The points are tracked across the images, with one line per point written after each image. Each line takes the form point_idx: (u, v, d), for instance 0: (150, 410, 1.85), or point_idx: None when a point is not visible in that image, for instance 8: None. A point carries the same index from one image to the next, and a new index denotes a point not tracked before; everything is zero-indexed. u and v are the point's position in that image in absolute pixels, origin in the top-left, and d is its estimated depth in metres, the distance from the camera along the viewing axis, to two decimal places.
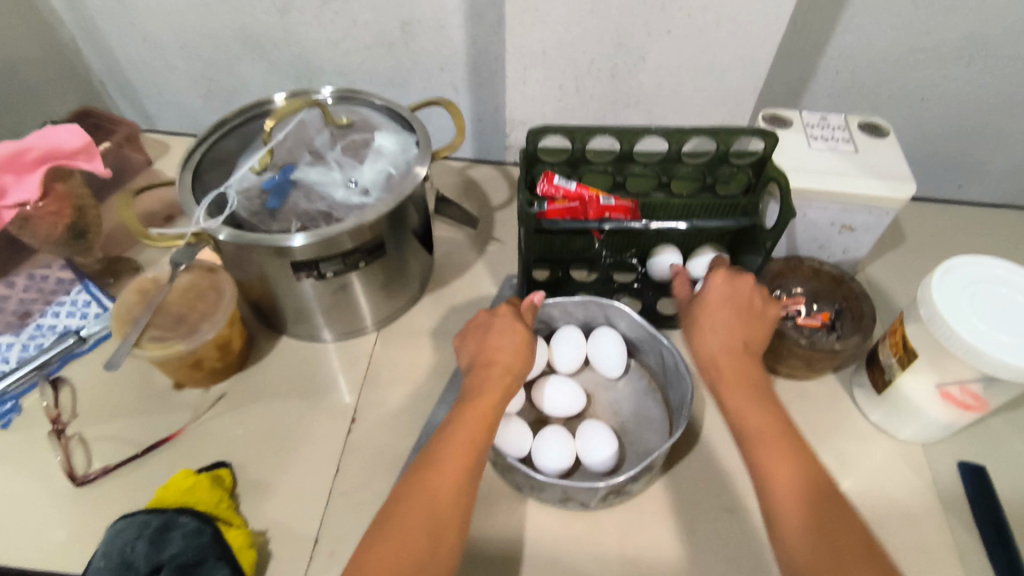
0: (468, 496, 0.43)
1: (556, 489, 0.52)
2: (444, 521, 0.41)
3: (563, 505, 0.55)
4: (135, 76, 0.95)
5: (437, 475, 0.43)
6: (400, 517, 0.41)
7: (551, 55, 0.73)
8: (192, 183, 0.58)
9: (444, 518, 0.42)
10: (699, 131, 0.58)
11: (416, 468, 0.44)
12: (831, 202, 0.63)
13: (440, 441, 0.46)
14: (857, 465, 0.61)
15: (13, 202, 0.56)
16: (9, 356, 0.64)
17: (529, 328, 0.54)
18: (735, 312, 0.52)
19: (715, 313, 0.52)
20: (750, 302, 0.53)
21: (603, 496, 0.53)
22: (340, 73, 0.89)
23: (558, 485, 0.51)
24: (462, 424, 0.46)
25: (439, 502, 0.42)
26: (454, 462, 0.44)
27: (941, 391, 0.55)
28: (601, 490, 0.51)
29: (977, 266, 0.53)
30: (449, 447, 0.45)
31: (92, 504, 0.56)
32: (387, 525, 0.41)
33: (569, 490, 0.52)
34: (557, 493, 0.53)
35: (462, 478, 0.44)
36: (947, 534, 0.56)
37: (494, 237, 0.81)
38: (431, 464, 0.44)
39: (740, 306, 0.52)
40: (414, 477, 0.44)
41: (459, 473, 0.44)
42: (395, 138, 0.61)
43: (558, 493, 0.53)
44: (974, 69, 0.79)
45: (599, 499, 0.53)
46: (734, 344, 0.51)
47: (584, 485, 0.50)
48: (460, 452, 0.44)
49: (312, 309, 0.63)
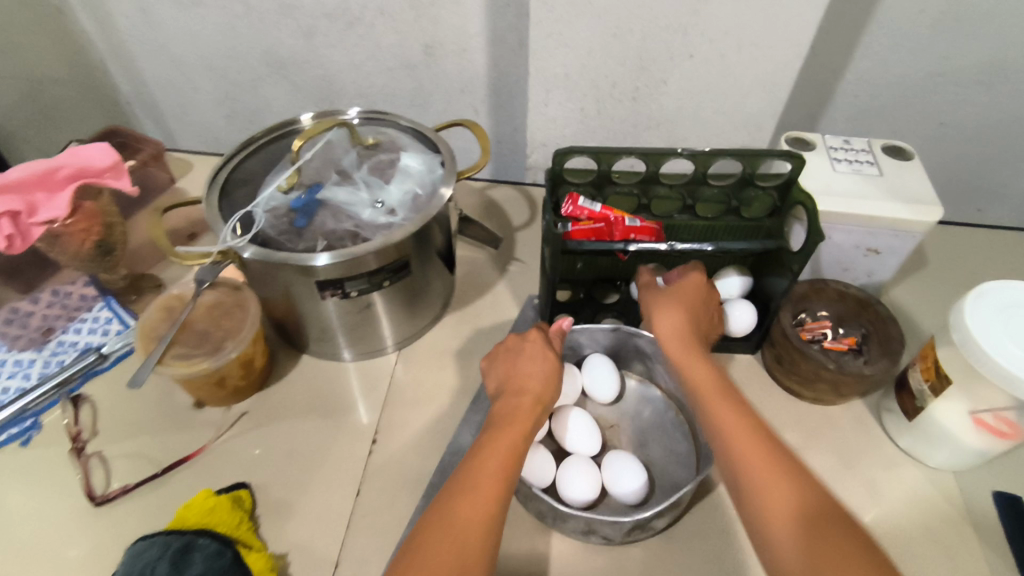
0: (498, 524, 0.42)
1: (579, 520, 0.51)
2: (475, 548, 0.40)
3: (585, 538, 0.54)
4: (160, 97, 0.96)
5: (470, 501, 0.42)
6: (433, 541, 0.40)
7: (573, 78, 0.74)
8: (219, 200, 0.59)
9: (474, 544, 0.40)
10: (726, 154, 0.58)
11: (446, 493, 0.43)
12: (857, 225, 0.63)
13: (469, 471, 0.44)
14: (889, 493, 0.59)
15: (43, 219, 0.56)
16: (30, 373, 0.64)
17: (558, 357, 0.55)
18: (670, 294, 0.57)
19: (672, 342, 0.53)
20: (697, 323, 0.55)
21: (628, 530, 0.52)
22: (362, 95, 0.90)
23: (581, 517, 0.50)
24: (494, 450, 0.46)
25: (470, 532, 0.41)
26: (486, 487, 0.43)
27: (974, 417, 0.54)
28: (625, 525, 0.50)
29: (1009, 290, 0.53)
30: (480, 474, 0.44)
31: (110, 525, 0.56)
32: (420, 550, 0.40)
33: (592, 523, 0.51)
34: (580, 524, 0.52)
35: (495, 505, 0.43)
36: (984, 565, 0.55)
37: (515, 257, 0.81)
38: (464, 490, 0.43)
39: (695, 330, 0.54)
40: (445, 503, 0.43)
41: (492, 499, 0.43)
42: (421, 159, 0.62)
43: (581, 524, 0.52)
44: (994, 94, 0.79)
45: (623, 533, 0.52)
46: (704, 367, 0.51)
47: (609, 519, 0.49)
48: (491, 478, 0.44)
49: (335, 328, 0.63)
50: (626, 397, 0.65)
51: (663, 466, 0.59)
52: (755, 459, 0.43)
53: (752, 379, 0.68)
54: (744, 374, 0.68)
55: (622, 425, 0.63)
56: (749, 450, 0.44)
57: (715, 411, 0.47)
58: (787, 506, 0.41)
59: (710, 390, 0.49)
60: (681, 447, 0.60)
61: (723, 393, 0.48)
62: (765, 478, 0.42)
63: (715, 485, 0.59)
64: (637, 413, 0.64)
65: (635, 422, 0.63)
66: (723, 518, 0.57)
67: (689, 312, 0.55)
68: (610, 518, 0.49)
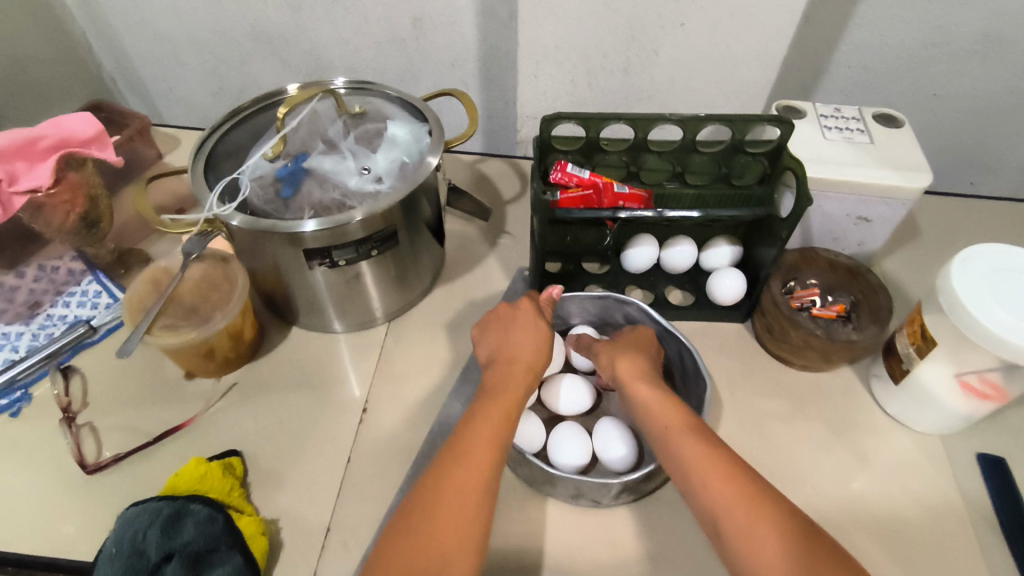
0: (492, 491, 0.42)
1: (569, 484, 0.52)
2: (470, 516, 0.40)
3: (575, 501, 0.55)
4: (146, 73, 0.95)
5: (463, 469, 0.42)
6: (428, 510, 0.40)
7: (563, 48, 0.73)
8: (204, 169, 0.58)
9: (469, 512, 0.40)
10: (716, 119, 0.57)
11: (439, 461, 0.44)
12: (847, 193, 0.63)
13: (463, 439, 0.44)
14: (875, 457, 0.60)
15: (25, 188, 0.56)
16: (19, 345, 0.64)
17: (550, 327, 0.55)
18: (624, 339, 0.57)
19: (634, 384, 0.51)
20: (653, 366, 0.53)
21: (617, 494, 0.52)
22: (351, 70, 0.89)
23: (570, 480, 0.50)
24: (486, 419, 0.46)
25: (462, 501, 0.41)
26: (479, 454, 0.43)
27: (959, 380, 0.55)
28: (614, 488, 0.51)
29: (996, 254, 0.53)
30: (472, 445, 0.44)
31: (101, 494, 0.56)
32: (414, 519, 0.40)
33: (580, 486, 0.51)
34: (569, 489, 0.52)
35: (488, 472, 0.43)
36: (967, 527, 0.56)
37: (505, 230, 0.81)
38: (456, 458, 0.43)
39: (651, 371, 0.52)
40: (438, 471, 0.43)
41: (485, 466, 0.43)
42: (408, 128, 0.61)
43: (570, 488, 0.52)
44: (989, 64, 0.78)
45: (613, 497, 0.53)
46: (696, 437, 0.44)
47: (598, 482, 0.49)
48: (484, 446, 0.44)
49: (325, 299, 0.63)
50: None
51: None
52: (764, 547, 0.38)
53: (740, 348, 0.68)
54: (734, 343, 0.68)
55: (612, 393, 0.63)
56: (758, 536, 0.38)
57: (715, 492, 0.41)
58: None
59: (701, 464, 0.42)
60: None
61: (714, 460, 0.42)
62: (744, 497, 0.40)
63: None
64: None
65: None
66: None
67: (644, 358, 0.54)
68: (600, 480, 0.50)
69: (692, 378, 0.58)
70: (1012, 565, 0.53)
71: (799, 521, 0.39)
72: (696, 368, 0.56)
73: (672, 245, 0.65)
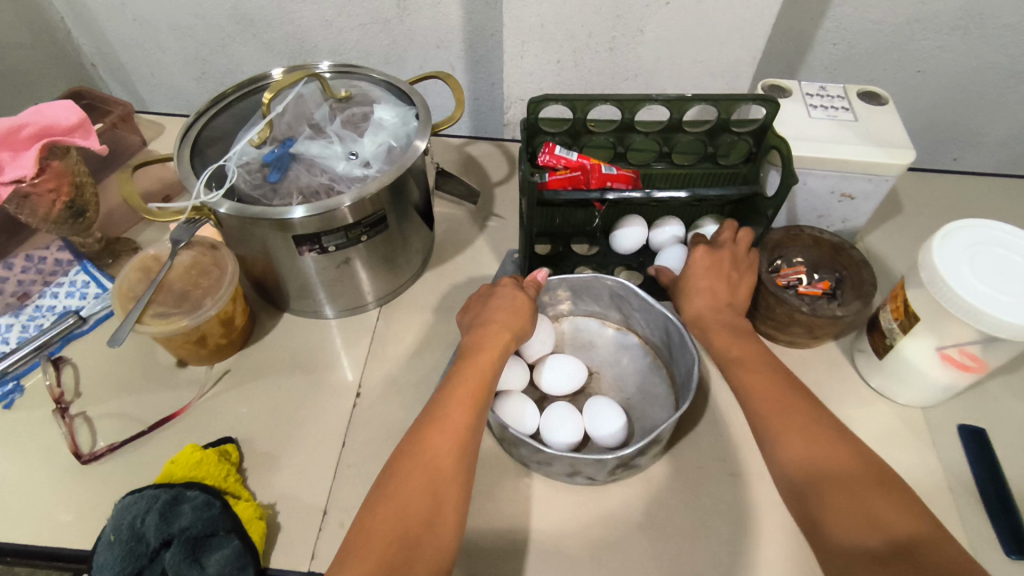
0: (471, 452, 0.43)
1: (564, 463, 0.53)
2: (448, 477, 0.41)
3: (570, 479, 0.56)
4: (127, 58, 0.94)
5: (440, 436, 0.43)
6: (406, 475, 0.41)
7: (549, 28, 0.73)
8: (190, 156, 0.58)
9: (447, 473, 0.41)
10: (701, 99, 0.58)
11: (417, 428, 0.44)
12: (831, 170, 0.63)
13: (439, 402, 0.45)
14: (859, 429, 0.62)
15: (9, 178, 0.55)
16: (9, 337, 0.64)
17: (529, 296, 0.55)
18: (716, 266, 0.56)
19: (708, 317, 0.55)
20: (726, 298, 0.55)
21: (611, 470, 0.53)
22: (335, 52, 0.88)
23: (564, 458, 0.51)
24: (461, 382, 0.46)
25: (439, 462, 0.42)
26: (455, 418, 0.44)
27: (941, 353, 0.56)
28: (608, 464, 0.52)
29: (974, 229, 0.54)
30: (448, 407, 0.45)
31: (97, 483, 0.56)
32: (393, 484, 0.41)
33: (576, 464, 0.52)
34: (564, 467, 0.53)
35: (465, 434, 0.43)
36: (948, 494, 0.57)
37: (494, 213, 0.81)
38: (433, 423, 0.44)
39: (727, 305, 0.55)
40: (415, 436, 0.43)
41: (462, 428, 0.43)
42: (395, 111, 0.61)
43: (566, 466, 0.53)
44: (970, 40, 0.79)
45: (607, 473, 0.54)
46: (755, 356, 0.50)
47: (591, 458, 0.50)
48: (461, 409, 0.44)
49: (314, 284, 0.63)
50: (605, 345, 0.66)
51: (642, 410, 0.61)
52: (791, 430, 0.43)
53: None
54: None
55: (602, 374, 0.64)
56: (778, 418, 0.44)
57: (757, 394, 0.47)
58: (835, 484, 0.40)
59: (750, 376, 0.48)
60: (658, 390, 0.62)
61: (760, 372, 0.48)
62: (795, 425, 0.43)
63: (693, 428, 0.61)
64: (617, 361, 0.65)
65: (614, 372, 0.64)
66: (699, 458, 0.59)
67: (723, 288, 0.56)
68: (593, 457, 0.51)
69: (679, 352, 0.58)
70: (990, 529, 0.55)
71: (819, 412, 0.44)
72: (682, 339, 0.57)
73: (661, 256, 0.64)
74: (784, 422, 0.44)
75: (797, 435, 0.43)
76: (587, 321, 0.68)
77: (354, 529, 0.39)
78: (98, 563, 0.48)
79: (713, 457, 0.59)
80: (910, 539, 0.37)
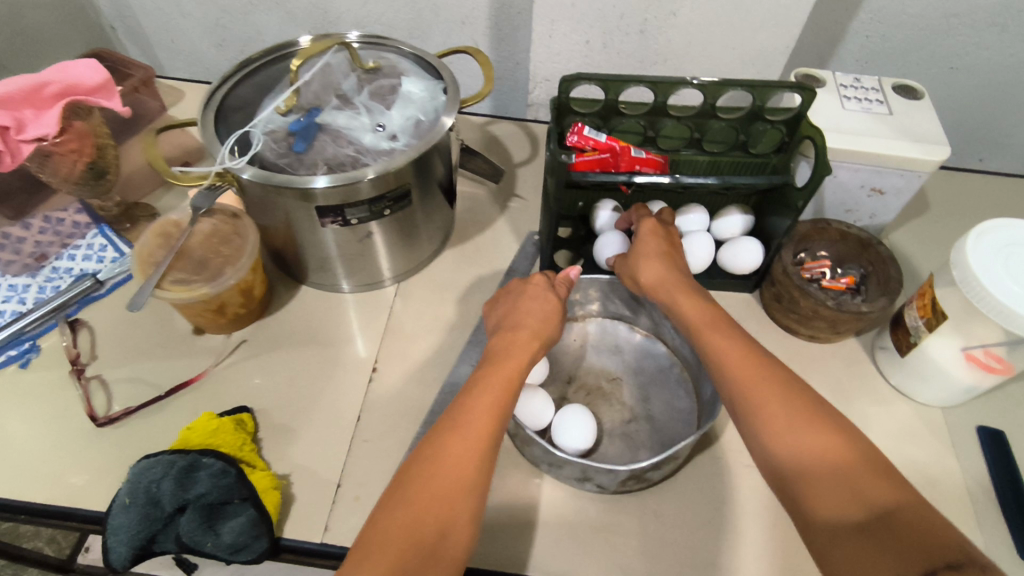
0: (491, 461, 0.42)
1: (575, 467, 0.51)
2: (467, 488, 0.40)
3: (580, 485, 0.55)
4: (147, 23, 0.92)
5: (462, 440, 0.42)
6: (422, 480, 0.40)
7: (579, 7, 0.71)
8: (215, 122, 0.57)
9: (466, 487, 0.40)
10: (739, 84, 0.56)
11: (437, 431, 0.43)
12: (864, 164, 0.62)
13: (463, 403, 0.44)
14: (878, 426, 0.61)
15: (32, 136, 0.54)
16: (27, 298, 0.64)
17: (562, 301, 0.55)
18: (655, 247, 0.55)
19: (662, 286, 0.52)
20: (676, 262, 0.55)
21: (623, 480, 0.52)
22: (359, 24, 0.87)
23: (575, 463, 0.50)
24: (487, 388, 0.45)
25: (458, 471, 0.40)
26: (478, 423, 0.43)
27: (966, 353, 0.55)
28: (619, 475, 0.50)
29: (1011, 228, 0.53)
30: (473, 411, 0.43)
31: (112, 446, 0.56)
32: (413, 484, 0.40)
33: (587, 470, 0.51)
34: (576, 471, 0.52)
35: (487, 442, 0.42)
36: (965, 495, 0.57)
37: (515, 194, 0.80)
38: (454, 427, 0.42)
39: (678, 274, 0.53)
40: (436, 439, 0.42)
41: (486, 437, 0.42)
42: (423, 85, 0.60)
43: (576, 471, 0.52)
44: (1008, 37, 0.77)
45: (619, 483, 0.52)
46: (723, 331, 0.47)
47: (604, 469, 0.49)
48: (485, 415, 0.43)
49: (334, 258, 0.63)
50: (631, 349, 0.65)
51: (664, 418, 0.60)
52: (777, 416, 0.40)
53: (748, 318, 0.69)
54: (742, 312, 0.69)
55: (625, 380, 0.63)
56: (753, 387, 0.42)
57: (735, 378, 0.43)
58: (794, 440, 0.39)
59: (738, 373, 0.43)
60: (682, 405, 0.60)
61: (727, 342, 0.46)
62: (754, 398, 0.42)
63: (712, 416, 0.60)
64: (638, 366, 0.64)
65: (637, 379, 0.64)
66: (715, 449, 0.59)
67: (670, 262, 0.54)
68: (607, 467, 0.49)
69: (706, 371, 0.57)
70: (1005, 533, 0.55)
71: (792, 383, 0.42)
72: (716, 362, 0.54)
73: (731, 253, 0.64)
74: (786, 437, 0.39)
75: (800, 451, 0.39)
76: (615, 324, 0.67)
77: (366, 530, 0.38)
78: (113, 526, 0.48)
79: (729, 449, 0.59)
80: (895, 515, 0.34)
